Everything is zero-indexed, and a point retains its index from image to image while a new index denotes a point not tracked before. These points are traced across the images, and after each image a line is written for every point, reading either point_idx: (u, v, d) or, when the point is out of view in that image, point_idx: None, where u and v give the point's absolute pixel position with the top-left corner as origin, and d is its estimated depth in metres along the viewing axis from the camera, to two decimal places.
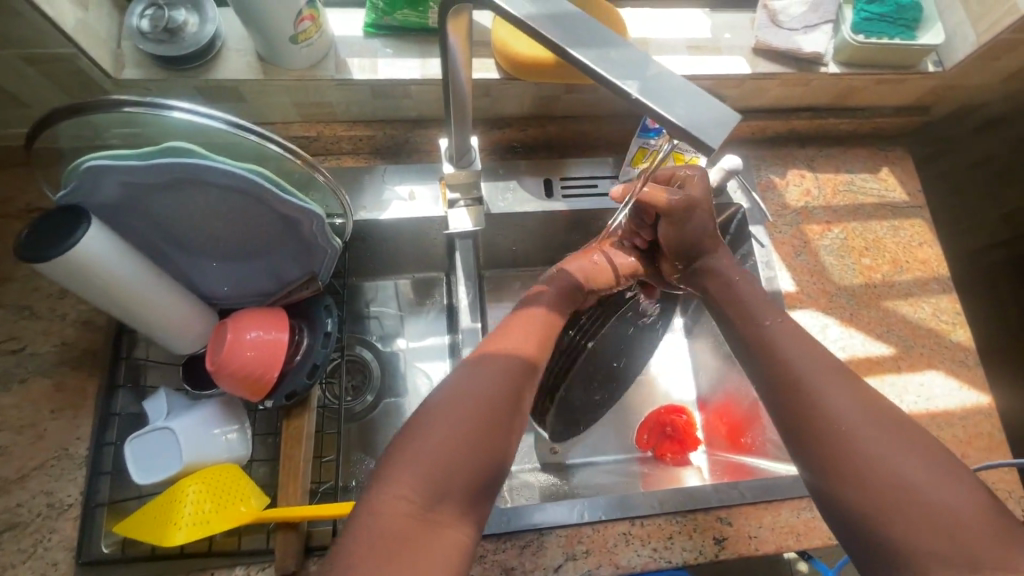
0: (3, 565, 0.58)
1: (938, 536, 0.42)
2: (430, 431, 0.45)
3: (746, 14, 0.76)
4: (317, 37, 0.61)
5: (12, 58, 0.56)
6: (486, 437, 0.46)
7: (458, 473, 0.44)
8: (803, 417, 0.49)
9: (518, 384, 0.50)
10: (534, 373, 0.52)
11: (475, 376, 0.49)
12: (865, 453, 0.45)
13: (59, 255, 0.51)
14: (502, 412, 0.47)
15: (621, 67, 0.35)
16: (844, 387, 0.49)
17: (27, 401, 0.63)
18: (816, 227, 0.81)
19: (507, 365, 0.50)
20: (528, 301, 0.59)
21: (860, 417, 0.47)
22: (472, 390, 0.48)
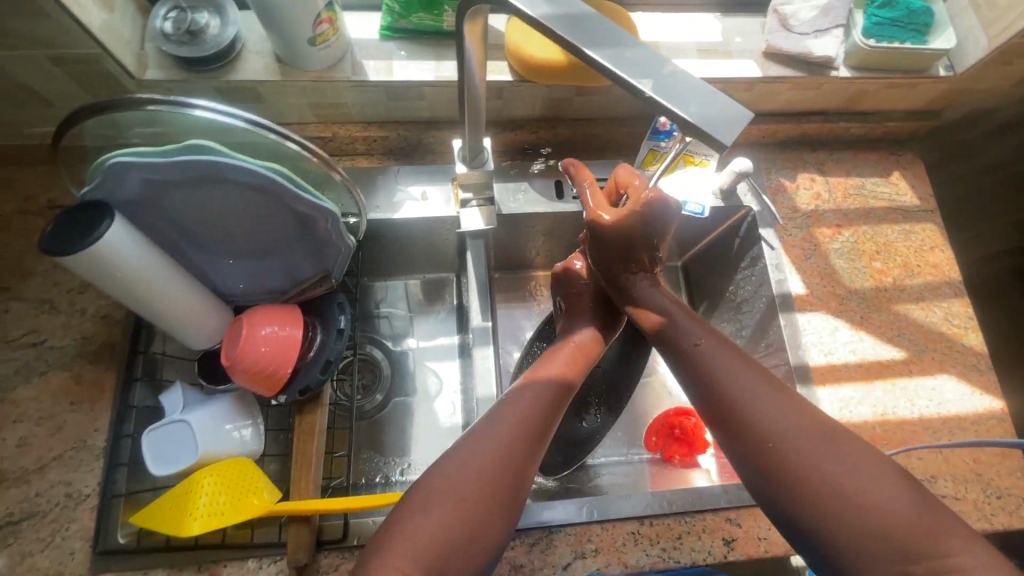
0: (23, 553, 0.59)
1: (885, 542, 0.42)
2: (424, 512, 0.46)
3: (757, 18, 0.77)
4: (334, 39, 0.63)
5: (40, 58, 0.58)
6: (485, 518, 0.46)
7: (456, 554, 0.45)
8: (739, 439, 0.48)
9: (534, 426, 0.51)
10: (541, 444, 0.52)
11: (472, 454, 0.49)
12: (801, 470, 0.45)
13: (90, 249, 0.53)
14: (518, 456, 0.49)
15: (636, 67, 0.36)
16: (770, 396, 0.49)
17: (47, 393, 0.65)
18: (826, 231, 0.81)
19: (518, 408, 0.52)
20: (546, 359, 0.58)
21: (791, 430, 0.47)
22: (486, 436, 0.49)
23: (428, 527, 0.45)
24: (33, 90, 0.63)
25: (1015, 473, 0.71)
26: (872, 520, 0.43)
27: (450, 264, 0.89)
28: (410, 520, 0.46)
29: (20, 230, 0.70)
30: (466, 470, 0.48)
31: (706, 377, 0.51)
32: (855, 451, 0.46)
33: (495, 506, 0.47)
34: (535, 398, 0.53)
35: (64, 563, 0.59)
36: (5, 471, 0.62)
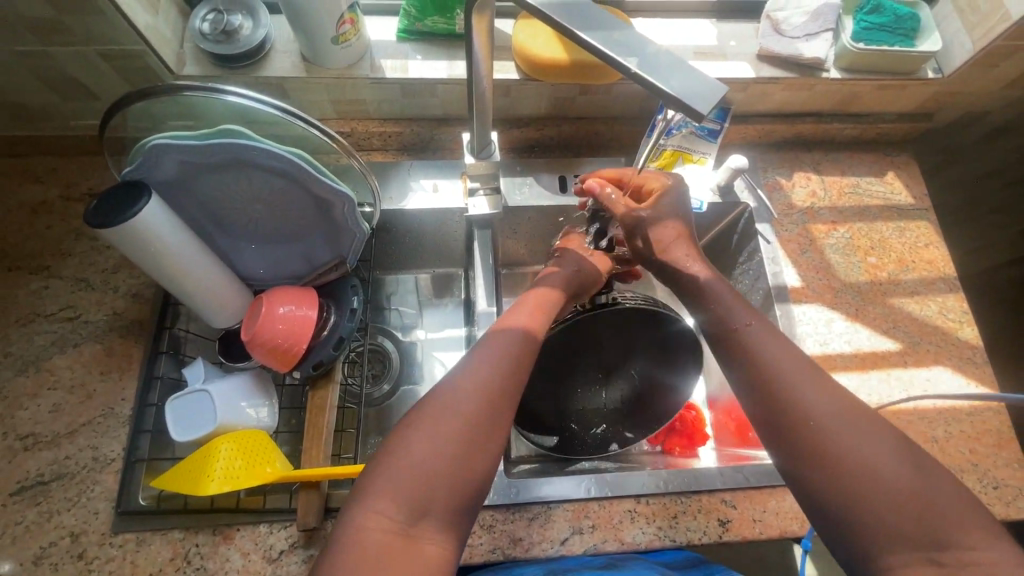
0: (50, 511, 0.63)
1: (898, 511, 0.46)
2: (408, 450, 0.48)
3: (751, 24, 0.81)
4: (355, 39, 0.68)
5: (91, 54, 0.64)
6: (463, 459, 0.49)
7: (435, 492, 0.47)
8: (779, 404, 0.53)
9: (503, 371, 0.53)
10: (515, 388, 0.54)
11: (452, 396, 0.51)
12: (832, 439, 0.49)
13: (139, 209, 0.58)
14: (486, 408, 0.51)
15: (623, 47, 0.40)
16: (811, 376, 0.53)
17: (79, 363, 0.69)
18: (822, 227, 0.84)
19: (488, 357, 0.54)
20: (513, 312, 0.60)
21: (823, 403, 0.51)
22: (464, 380, 0.52)
23: (418, 466, 0.48)
24: (83, 85, 0.69)
25: (1012, 464, 0.71)
26: (892, 487, 0.46)
27: (459, 259, 0.92)
28: (377, 481, 0.47)
29: (60, 214, 0.76)
30: (438, 423, 0.49)
31: (749, 351, 0.56)
32: (884, 430, 0.49)
33: (466, 458, 0.49)
34: (502, 350, 0.55)
35: (88, 522, 0.62)
36: (37, 434, 0.66)
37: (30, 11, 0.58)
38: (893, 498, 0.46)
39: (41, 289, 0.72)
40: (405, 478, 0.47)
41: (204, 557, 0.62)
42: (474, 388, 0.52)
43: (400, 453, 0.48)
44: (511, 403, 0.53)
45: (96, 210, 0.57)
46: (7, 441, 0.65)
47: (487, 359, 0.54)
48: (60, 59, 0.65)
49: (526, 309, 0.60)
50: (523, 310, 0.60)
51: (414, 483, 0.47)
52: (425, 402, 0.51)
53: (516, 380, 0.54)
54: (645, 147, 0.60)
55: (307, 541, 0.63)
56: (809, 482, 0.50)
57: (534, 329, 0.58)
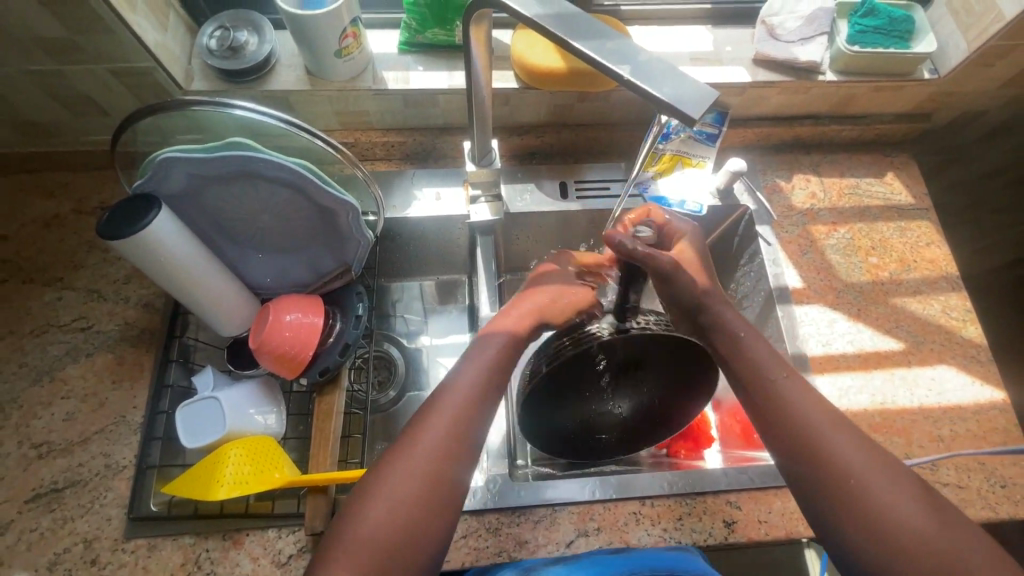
0: (64, 518, 0.64)
1: (923, 567, 0.48)
2: (373, 508, 0.49)
3: (747, 29, 0.83)
4: (357, 52, 0.70)
5: (103, 72, 0.66)
6: (424, 514, 0.50)
7: (400, 549, 0.48)
8: (808, 461, 0.53)
9: (462, 416, 0.54)
10: (474, 432, 0.54)
11: (413, 448, 0.52)
12: (847, 483, 0.51)
13: (152, 218, 0.59)
14: (453, 448, 0.52)
15: (617, 56, 0.41)
16: (826, 419, 0.55)
17: (92, 372, 0.71)
18: (822, 228, 0.84)
19: (450, 401, 0.54)
20: (484, 341, 0.59)
21: (851, 459, 0.52)
22: (425, 429, 0.53)
23: (382, 524, 0.49)
24: (95, 102, 0.71)
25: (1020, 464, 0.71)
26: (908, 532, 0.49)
27: (462, 264, 0.93)
28: (356, 532, 0.49)
29: (73, 227, 0.78)
30: (409, 465, 0.51)
31: (777, 405, 0.56)
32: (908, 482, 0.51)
33: (437, 501, 0.50)
34: (472, 383, 0.56)
35: (100, 528, 0.64)
36: (52, 443, 0.67)
37: (45, 33, 0.60)
38: (911, 546, 0.48)
39: (55, 301, 0.74)
40: (374, 538, 0.48)
41: (215, 562, 0.63)
42: (445, 427, 0.53)
43: (375, 501, 0.50)
44: (479, 438, 0.54)
45: (111, 222, 0.59)
46: (22, 450, 0.66)
47: (457, 396, 0.55)
48: (72, 77, 0.67)
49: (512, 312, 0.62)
50: (511, 313, 0.62)
51: (389, 530, 0.49)
52: (396, 445, 0.53)
53: (486, 415, 0.55)
54: (639, 152, 0.63)
55: (315, 545, 0.64)
56: (835, 536, 0.51)
57: (497, 366, 0.58)
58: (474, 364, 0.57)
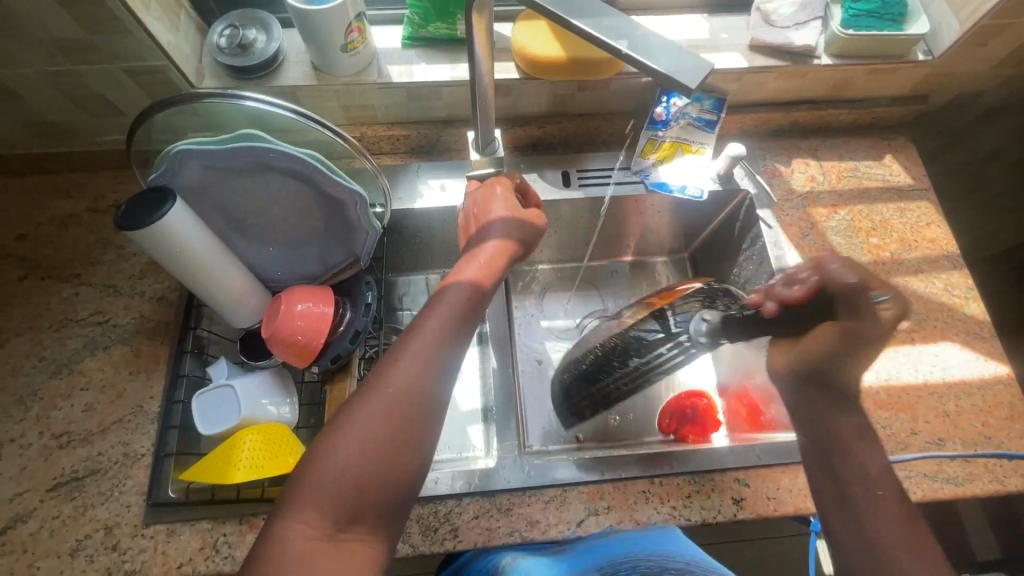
0: (85, 505, 0.65)
1: None
2: (337, 453, 0.50)
3: (742, 17, 0.84)
4: (362, 47, 0.72)
5: (117, 71, 0.69)
6: (389, 456, 0.51)
7: (366, 492, 0.49)
8: (846, 510, 0.60)
9: (429, 358, 0.55)
10: (441, 371, 0.55)
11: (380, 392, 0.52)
12: (868, 524, 0.58)
13: (173, 204, 0.61)
14: (419, 389, 0.53)
15: (615, 31, 0.43)
16: (879, 477, 0.61)
17: (109, 365, 0.73)
18: (822, 210, 0.86)
19: (418, 344, 0.55)
20: (448, 285, 0.60)
21: (887, 526, 0.57)
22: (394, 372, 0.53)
23: (346, 466, 0.49)
24: (110, 101, 0.73)
25: None
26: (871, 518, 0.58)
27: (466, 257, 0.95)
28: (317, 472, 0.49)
29: (89, 225, 0.80)
30: (375, 409, 0.52)
31: (836, 461, 0.62)
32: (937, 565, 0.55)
33: (398, 446, 0.51)
34: (438, 330, 0.57)
35: (120, 515, 0.65)
36: (72, 433, 0.69)
37: (62, 34, 0.63)
38: None
39: (72, 296, 0.76)
40: (338, 481, 0.49)
41: (231, 546, 0.64)
42: (411, 372, 0.54)
43: (339, 446, 0.50)
44: (447, 380, 0.55)
45: (133, 212, 0.61)
46: (43, 441, 0.68)
47: (424, 342, 0.55)
48: (88, 77, 0.69)
49: (473, 266, 0.63)
50: (472, 262, 0.63)
51: (354, 473, 0.49)
52: (365, 389, 0.53)
53: (454, 358, 0.56)
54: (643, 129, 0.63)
55: None
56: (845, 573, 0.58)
57: (462, 308, 0.59)
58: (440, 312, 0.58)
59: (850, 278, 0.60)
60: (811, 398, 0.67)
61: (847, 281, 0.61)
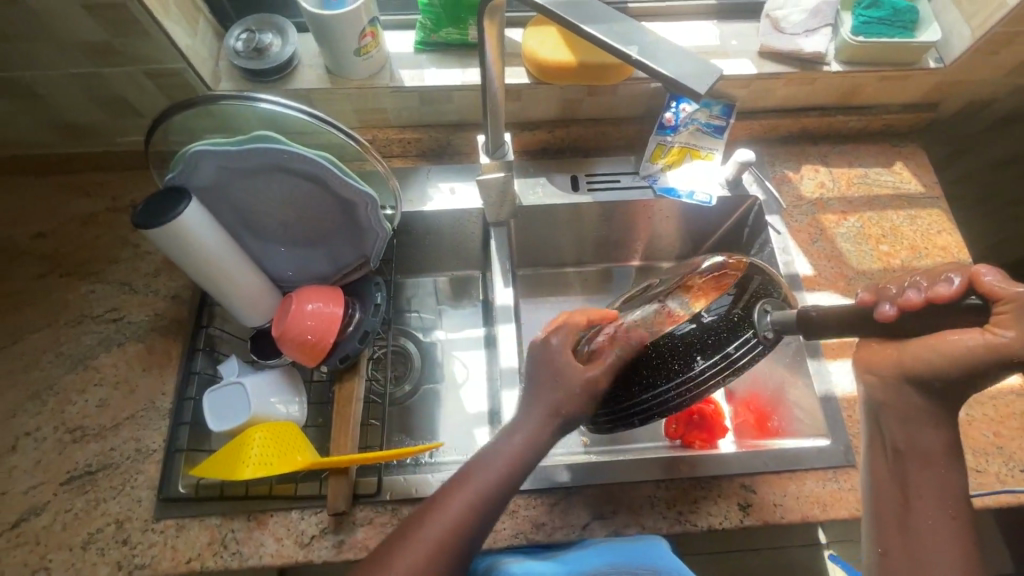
0: (97, 499, 0.66)
1: None
2: None
3: (752, 23, 0.85)
4: (375, 52, 0.73)
5: (136, 74, 0.70)
6: None
7: None
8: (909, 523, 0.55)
9: (462, 521, 0.51)
10: (471, 539, 0.51)
11: (401, 556, 0.49)
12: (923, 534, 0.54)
13: (187, 207, 0.63)
14: (443, 556, 0.50)
15: (624, 37, 0.43)
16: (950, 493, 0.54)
17: (123, 361, 0.74)
18: (832, 217, 0.85)
19: (455, 502, 0.51)
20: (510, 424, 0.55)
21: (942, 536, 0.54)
22: (421, 534, 0.50)
23: None
24: (129, 103, 0.75)
25: None
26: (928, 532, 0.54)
27: (474, 260, 0.95)
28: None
29: (106, 224, 0.81)
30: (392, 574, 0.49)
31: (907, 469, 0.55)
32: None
33: None
34: (488, 486, 0.52)
35: (131, 509, 0.66)
36: (85, 428, 0.70)
37: (85, 37, 0.64)
38: None
39: (88, 293, 0.77)
40: None
41: (240, 542, 0.65)
42: (439, 538, 0.50)
43: None
44: (475, 542, 0.51)
45: (144, 212, 0.62)
46: (59, 435, 0.69)
47: (462, 502, 0.51)
48: (109, 79, 0.71)
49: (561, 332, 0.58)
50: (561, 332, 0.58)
51: None
52: (390, 543, 0.51)
53: (491, 517, 0.52)
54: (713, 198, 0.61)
55: (336, 526, 0.66)
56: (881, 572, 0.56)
57: (516, 463, 0.53)
58: (495, 466, 0.53)
59: (1013, 288, 0.42)
60: (873, 401, 0.55)
61: (1009, 293, 0.43)
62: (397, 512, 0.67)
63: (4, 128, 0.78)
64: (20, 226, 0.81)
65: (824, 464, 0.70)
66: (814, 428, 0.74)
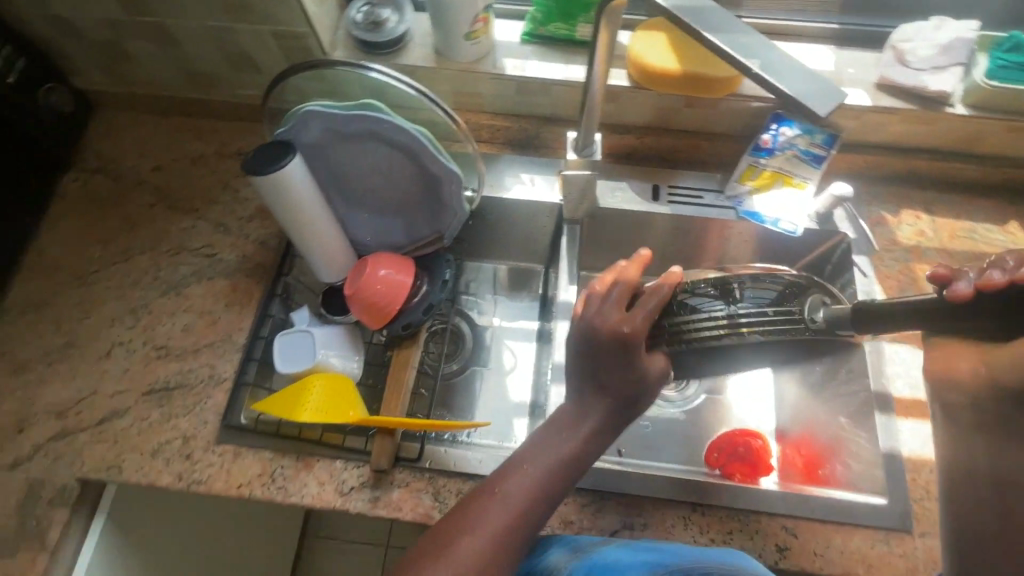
0: (170, 414, 0.73)
1: None
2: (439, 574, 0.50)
3: (874, 53, 0.81)
4: (483, 37, 0.75)
5: (265, 33, 0.75)
6: None
7: None
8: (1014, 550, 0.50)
9: (541, 488, 0.54)
10: (547, 506, 0.54)
11: (484, 516, 0.52)
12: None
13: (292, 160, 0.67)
14: (525, 519, 0.53)
15: (747, 50, 0.43)
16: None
17: (210, 293, 0.80)
18: (927, 268, 0.80)
19: (533, 472, 0.54)
20: (582, 406, 0.56)
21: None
22: (503, 497, 0.53)
23: None
24: (252, 59, 0.81)
25: None
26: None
27: (539, 254, 0.96)
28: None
29: (214, 168, 0.88)
30: (480, 534, 0.51)
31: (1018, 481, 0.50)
32: None
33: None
34: (542, 475, 0.54)
35: (198, 428, 0.72)
36: (169, 348, 0.77)
37: None
38: None
39: (190, 227, 0.84)
40: None
41: (287, 478, 0.69)
42: (519, 502, 0.53)
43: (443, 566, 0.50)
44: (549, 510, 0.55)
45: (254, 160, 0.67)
46: (146, 350, 0.76)
47: (539, 472, 0.54)
48: (241, 35, 0.76)
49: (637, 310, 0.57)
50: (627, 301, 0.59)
51: None
52: (470, 505, 0.53)
53: (564, 488, 0.55)
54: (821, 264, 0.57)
55: (375, 482, 0.69)
56: None
57: (589, 440, 0.56)
58: (549, 458, 0.55)
59: None
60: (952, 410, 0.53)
61: None
62: (433, 481, 0.69)
63: (143, 68, 0.86)
64: (142, 159, 0.89)
65: (877, 524, 0.66)
66: (872, 484, 0.70)
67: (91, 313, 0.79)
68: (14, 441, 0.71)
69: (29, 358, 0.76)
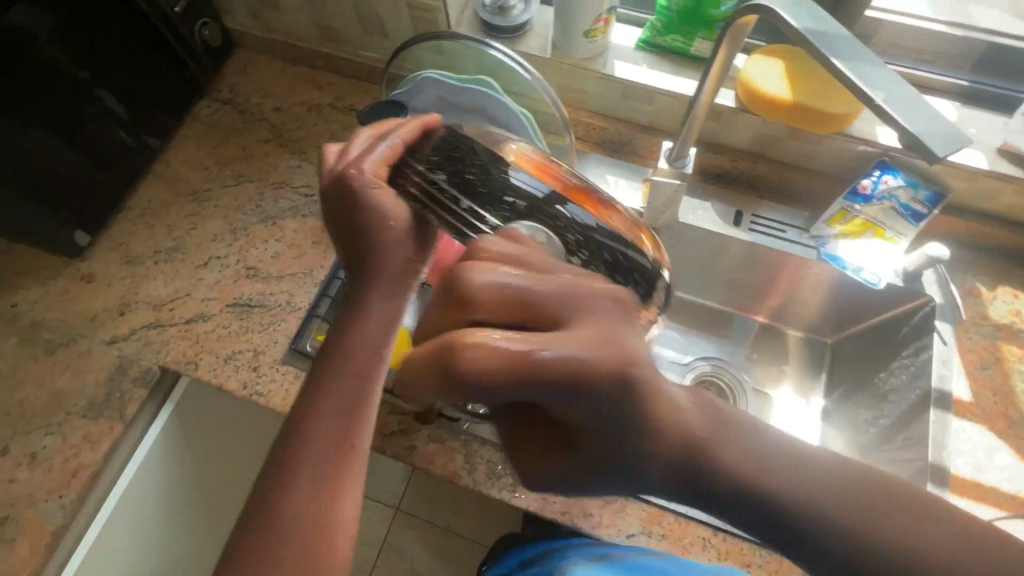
0: (246, 327, 0.80)
1: None
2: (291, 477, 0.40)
3: (1001, 117, 0.77)
4: (601, 37, 0.77)
5: (401, 2, 0.81)
6: (327, 475, 0.40)
7: (323, 502, 0.40)
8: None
9: (371, 346, 0.43)
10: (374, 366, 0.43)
11: (316, 403, 0.42)
12: None
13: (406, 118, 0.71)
14: (363, 389, 0.42)
15: (873, 82, 0.44)
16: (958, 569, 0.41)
17: (302, 229, 0.87)
18: (1016, 350, 0.76)
19: (352, 339, 0.43)
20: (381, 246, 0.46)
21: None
22: (328, 371, 0.42)
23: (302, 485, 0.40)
24: (382, 24, 0.87)
25: None
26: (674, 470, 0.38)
27: None
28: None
29: (327, 118, 0.96)
30: (300, 442, 0.41)
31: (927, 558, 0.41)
32: None
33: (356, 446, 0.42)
34: (373, 339, 0.43)
35: (268, 346, 0.78)
36: (257, 270, 0.84)
37: None
38: None
39: (296, 167, 0.92)
40: (301, 506, 0.39)
41: None
42: (349, 387, 0.42)
43: (293, 471, 0.40)
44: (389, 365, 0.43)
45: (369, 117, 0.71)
46: (237, 268, 0.84)
47: (362, 332, 0.43)
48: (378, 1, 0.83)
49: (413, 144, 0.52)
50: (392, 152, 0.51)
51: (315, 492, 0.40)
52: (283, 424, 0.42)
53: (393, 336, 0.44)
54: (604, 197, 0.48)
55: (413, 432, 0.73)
56: None
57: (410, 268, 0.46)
58: (369, 325, 0.44)
59: None
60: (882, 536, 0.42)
61: None
62: (467, 444, 0.72)
63: (284, 17, 0.94)
64: (265, 99, 0.98)
65: None
66: None
67: (197, 226, 0.87)
68: (116, 322, 0.80)
69: (140, 253, 0.85)
